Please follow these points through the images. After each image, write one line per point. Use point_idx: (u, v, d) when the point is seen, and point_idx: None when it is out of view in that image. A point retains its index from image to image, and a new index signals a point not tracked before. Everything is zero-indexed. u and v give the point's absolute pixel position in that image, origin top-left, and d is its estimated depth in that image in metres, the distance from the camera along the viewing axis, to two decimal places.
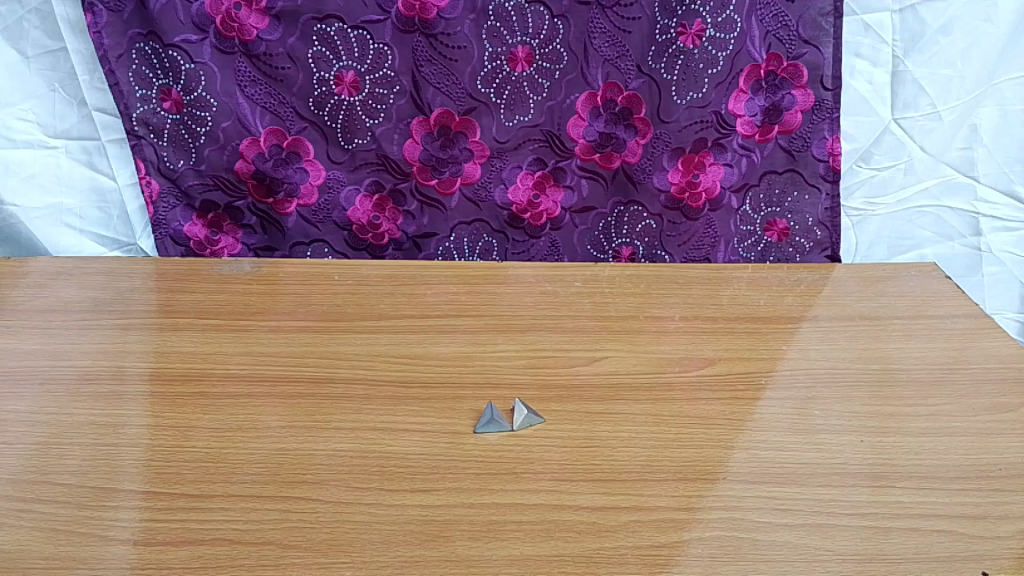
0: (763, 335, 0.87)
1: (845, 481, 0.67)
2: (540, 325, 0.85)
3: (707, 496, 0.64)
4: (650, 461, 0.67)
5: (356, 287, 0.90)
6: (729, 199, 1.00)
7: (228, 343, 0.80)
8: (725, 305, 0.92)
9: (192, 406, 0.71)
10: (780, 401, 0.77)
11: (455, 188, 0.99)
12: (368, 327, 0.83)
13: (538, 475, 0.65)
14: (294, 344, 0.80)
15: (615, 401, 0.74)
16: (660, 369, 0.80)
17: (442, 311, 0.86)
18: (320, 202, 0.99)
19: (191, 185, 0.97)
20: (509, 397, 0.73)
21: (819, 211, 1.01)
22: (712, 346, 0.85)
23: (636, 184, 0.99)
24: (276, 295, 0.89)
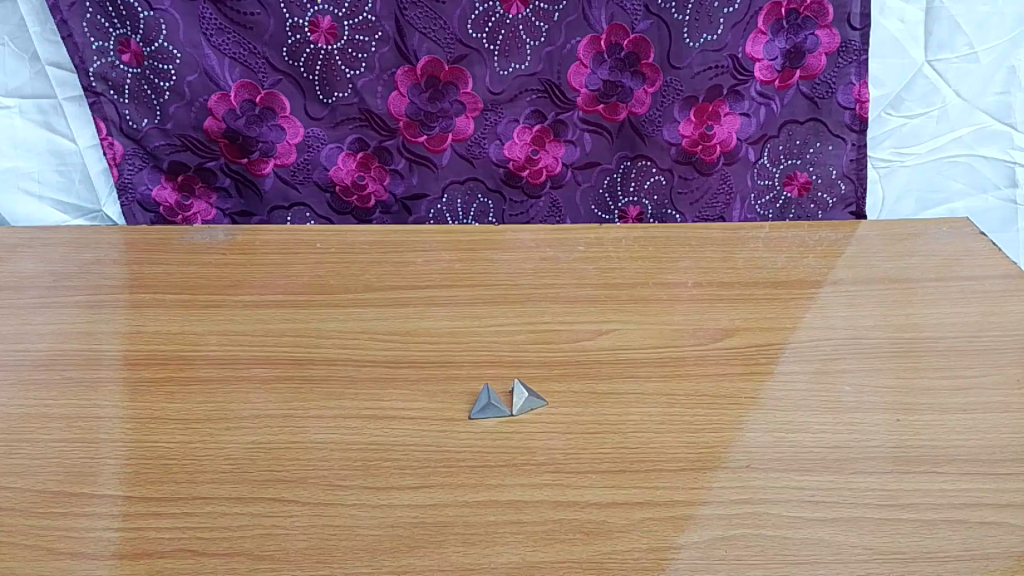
0: (783, 301, 0.80)
1: (882, 467, 0.61)
2: (541, 294, 0.77)
3: (731, 488, 0.57)
4: (664, 448, 0.60)
5: (340, 255, 0.82)
6: (746, 151, 0.91)
7: (199, 321, 0.73)
8: (743, 268, 0.85)
9: (158, 393, 0.64)
10: (805, 376, 0.70)
11: (446, 145, 0.90)
12: (351, 301, 0.75)
13: (541, 468, 0.58)
14: (271, 321, 0.73)
15: (624, 378, 0.67)
16: (672, 341, 0.72)
17: (432, 281, 0.78)
18: (299, 162, 0.90)
19: (158, 145, 0.88)
20: (507, 377, 0.66)
21: (843, 163, 0.93)
22: (729, 314, 0.77)
23: (644, 137, 0.91)
24: (252, 265, 0.81)
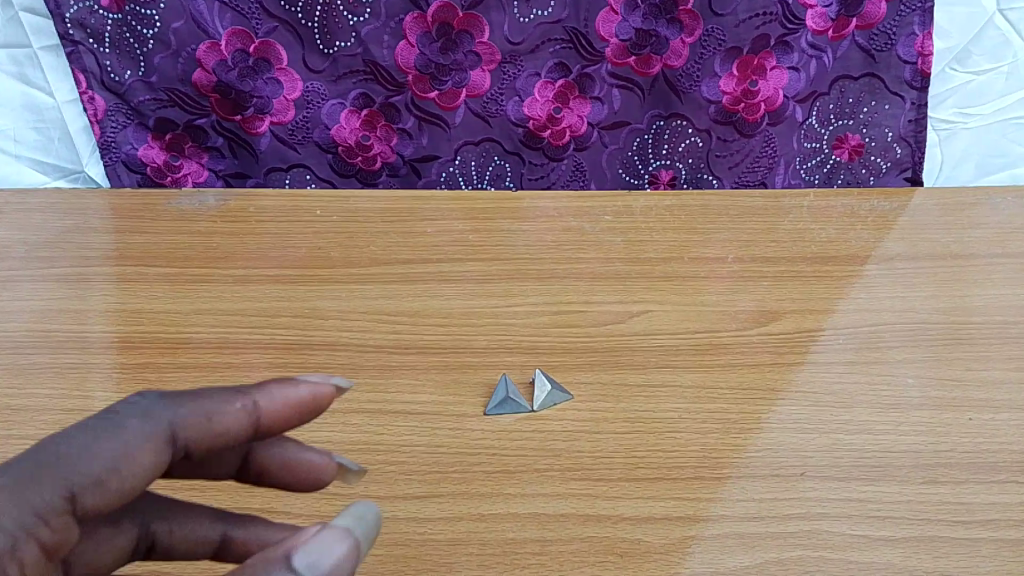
0: (834, 277, 0.71)
1: (956, 476, 0.53)
2: (566, 269, 0.69)
3: (784, 500, 0.50)
4: (706, 451, 0.53)
5: (342, 223, 0.74)
6: (793, 110, 0.82)
7: (184, 298, 0.66)
8: (789, 241, 0.75)
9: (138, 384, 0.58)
10: (863, 365, 0.62)
11: (459, 101, 0.81)
12: (354, 275, 0.68)
13: (565, 474, 0.51)
14: (263, 299, 0.65)
15: (660, 368, 0.60)
16: (710, 325, 0.65)
17: (442, 254, 0.70)
18: (298, 119, 0.82)
19: (143, 100, 0.80)
20: (526, 367, 0.59)
21: (901, 124, 0.83)
22: (775, 293, 0.69)
23: (680, 93, 0.81)
24: (244, 234, 0.73)
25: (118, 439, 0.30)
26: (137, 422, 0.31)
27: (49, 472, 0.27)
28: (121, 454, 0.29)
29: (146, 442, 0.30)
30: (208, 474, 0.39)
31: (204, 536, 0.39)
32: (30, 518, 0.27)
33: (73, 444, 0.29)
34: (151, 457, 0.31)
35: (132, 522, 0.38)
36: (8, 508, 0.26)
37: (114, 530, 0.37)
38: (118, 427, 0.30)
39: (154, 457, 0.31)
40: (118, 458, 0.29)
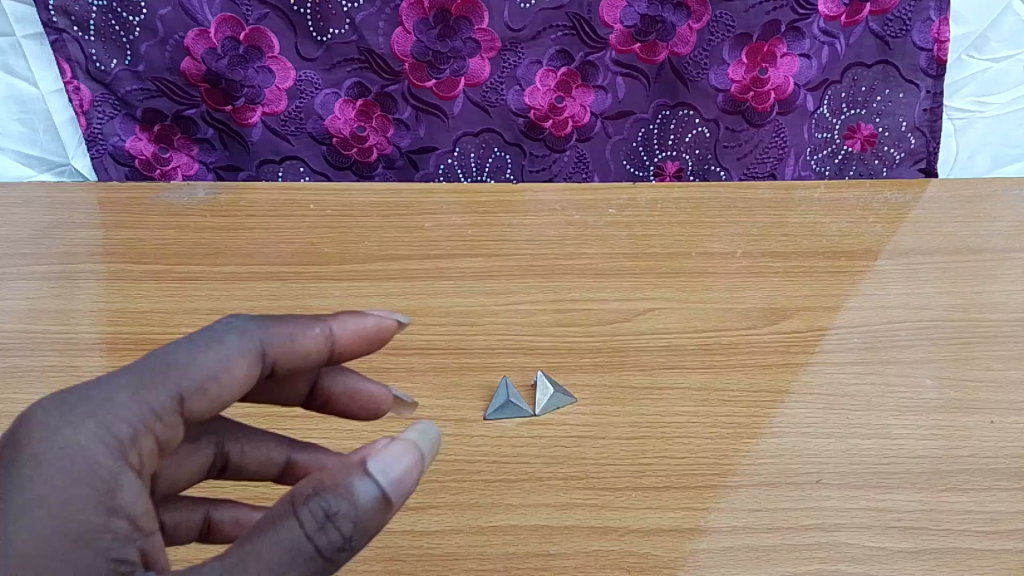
0: (849, 271, 0.68)
1: (979, 483, 0.51)
2: (569, 266, 0.66)
3: (800, 510, 0.48)
4: (717, 457, 0.51)
5: (337, 217, 0.71)
6: (804, 99, 0.79)
7: (172, 298, 0.63)
8: (801, 235, 0.72)
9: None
10: (880, 365, 0.59)
11: (458, 90, 0.79)
12: (348, 272, 0.65)
13: (570, 483, 0.48)
14: (254, 298, 0.63)
15: (668, 370, 0.57)
16: (718, 324, 0.62)
17: (440, 249, 0.67)
18: (291, 109, 0.79)
19: (130, 90, 0.77)
20: (528, 369, 0.56)
21: (915, 114, 0.80)
22: (786, 289, 0.66)
23: (687, 82, 0.78)
24: (235, 229, 0.70)
25: (220, 350, 0.34)
26: (235, 337, 0.35)
27: (159, 379, 0.32)
28: (222, 363, 0.34)
29: (242, 355, 0.35)
30: (280, 396, 0.45)
31: (270, 456, 0.45)
32: (147, 414, 0.31)
33: (179, 355, 0.33)
34: (243, 368, 0.35)
35: (211, 440, 0.44)
36: (127, 407, 0.31)
37: (195, 448, 0.43)
38: (219, 340, 0.34)
39: (248, 367, 0.35)
40: (217, 369, 0.34)
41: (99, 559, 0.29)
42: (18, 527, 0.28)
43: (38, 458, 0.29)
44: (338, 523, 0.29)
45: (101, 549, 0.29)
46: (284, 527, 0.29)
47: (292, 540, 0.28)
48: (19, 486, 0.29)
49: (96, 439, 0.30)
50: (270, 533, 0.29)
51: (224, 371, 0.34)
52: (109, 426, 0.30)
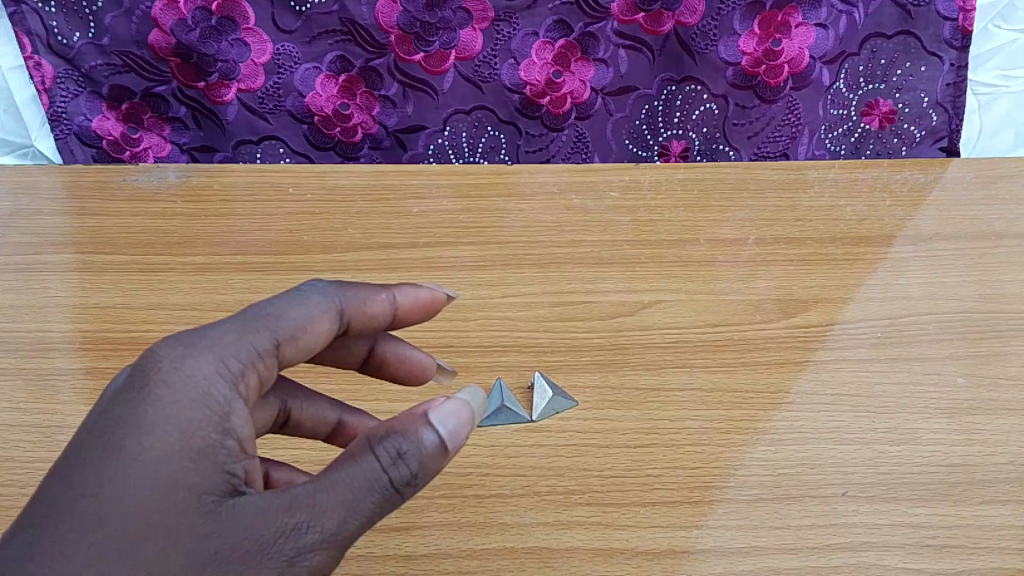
0: (871, 259, 0.63)
1: (1019, 495, 0.46)
2: (567, 254, 0.61)
3: (824, 528, 0.44)
4: (732, 467, 0.46)
5: (318, 201, 0.66)
6: (820, 73, 0.74)
7: (136, 291, 0.58)
8: (817, 219, 0.67)
9: (92, 399, 0.51)
10: (907, 363, 0.54)
11: (448, 64, 0.73)
12: (329, 262, 0.60)
13: (570, 499, 0.44)
14: (227, 292, 0.58)
15: (676, 369, 0.52)
16: (731, 318, 0.57)
17: (429, 236, 0.62)
18: (268, 85, 0.73)
19: (95, 65, 0.72)
20: (524, 370, 0.52)
21: (937, 89, 0.75)
22: (803, 278, 0.61)
23: (694, 54, 0.73)
24: (207, 215, 0.65)
25: (307, 306, 0.35)
26: (318, 296, 0.36)
27: (260, 324, 0.33)
28: (311, 316, 0.35)
29: (326, 311, 0.36)
30: (340, 357, 0.44)
31: (326, 418, 0.43)
32: (252, 354, 0.32)
33: (275, 306, 0.34)
34: (327, 323, 0.36)
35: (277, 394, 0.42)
36: (235, 344, 0.31)
37: (262, 401, 0.41)
38: (305, 298, 0.35)
39: (330, 324, 0.36)
40: (309, 319, 0.35)
41: (214, 478, 0.29)
42: (138, 449, 0.28)
43: (154, 384, 0.29)
44: (409, 460, 0.30)
45: (217, 468, 0.29)
46: (361, 460, 0.30)
47: (369, 471, 0.29)
48: (136, 410, 0.29)
49: (213, 371, 0.30)
50: (349, 463, 0.30)
51: (313, 322, 0.35)
52: (222, 360, 0.31)
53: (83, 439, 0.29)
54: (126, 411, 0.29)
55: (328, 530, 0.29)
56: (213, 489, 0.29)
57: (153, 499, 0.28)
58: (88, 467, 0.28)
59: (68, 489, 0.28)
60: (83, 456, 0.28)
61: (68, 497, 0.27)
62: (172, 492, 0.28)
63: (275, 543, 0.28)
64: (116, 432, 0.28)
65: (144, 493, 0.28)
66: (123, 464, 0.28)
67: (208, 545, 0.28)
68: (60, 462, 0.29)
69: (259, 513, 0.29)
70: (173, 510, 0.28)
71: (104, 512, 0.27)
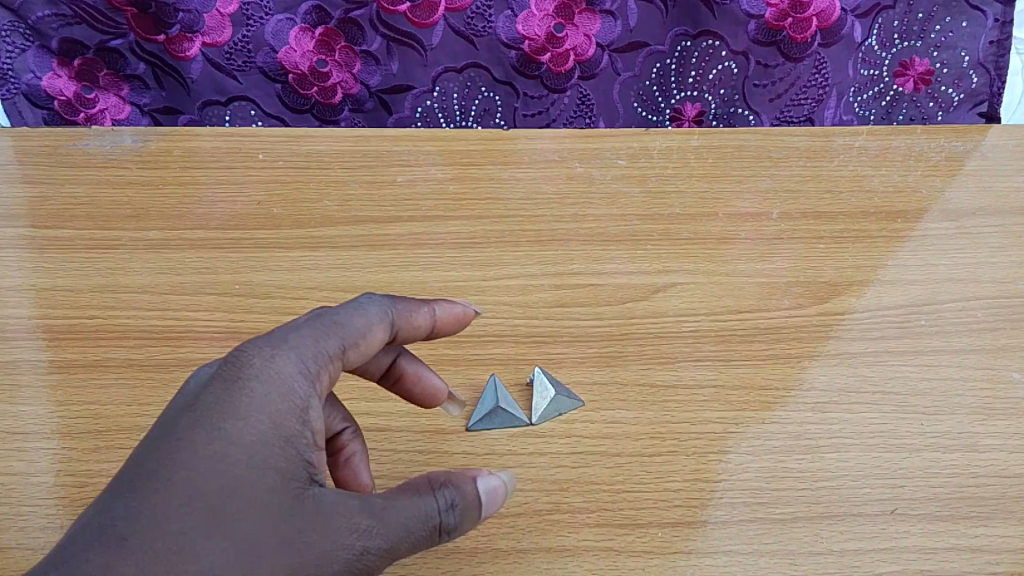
0: (912, 235, 0.56)
1: None
2: (571, 230, 0.54)
3: (871, 553, 0.38)
4: (764, 481, 0.40)
5: (287, 168, 0.58)
6: (851, 27, 0.66)
7: (79, 271, 0.51)
8: (851, 190, 0.60)
9: (26, 399, 0.44)
10: (956, 357, 0.48)
11: (438, 16, 0.66)
12: (302, 239, 0.53)
13: (577, 518, 0.38)
14: (183, 272, 0.51)
15: (696, 364, 0.46)
16: (757, 304, 0.50)
17: (416, 209, 0.55)
18: (236, 39, 0.66)
19: (42, 16, 0.64)
20: (522, 365, 0.46)
21: (980, 46, 0.67)
22: (837, 258, 0.54)
23: (712, 6, 0.65)
24: (163, 184, 0.57)
25: (367, 316, 0.34)
26: (374, 306, 0.35)
27: (330, 331, 0.32)
28: (370, 327, 0.34)
29: (381, 323, 0.35)
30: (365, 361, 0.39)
31: (330, 425, 0.37)
32: (325, 357, 0.31)
33: (339, 313, 0.34)
34: (381, 334, 0.35)
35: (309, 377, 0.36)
36: (311, 346, 0.31)
37: None
38: (363, 307, 0.35)
39: (383, 335, 0.35)
40: (369, 328, 0.34)
41: (298, 466, 0.29)
42: (227, 437, 0.28)
43: (245, 377, 0.29)
44: (461, 509, 0.31)
45: (298, 456, 0.29)
46: (420, 492, 0.30)
47: (427, 505, 0.30)
48: (224, 399, 0.28)
49: (295, 371, 0.30)
50: (408, 492, 0.30)
51: (373, 332, 0.34)
52: (303, 361, 0.30)
53: (163, 431, 0.28)
54: (213, 401, 0.28)
55: (388, 544, 0.29)
56: (294, 476, 0.28)
57: (242, 484, 0.27)
58: (172, 454, 0.27)
59: (150, 477, 0.27)
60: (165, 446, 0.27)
61: (151, 484, 0.26)
62: (260, 478, 0.28)
63: (345, 539, 0.28)
64: (202, 419, 0.28)
65: (233, 477, 0.27)
66: (210, 451, 0.27)
67: (292, 530, 0.28)
68: (137, 455, 0.28)
69: (336, 508, 0.29)
70: (261, 497, 0.27)
71: (191, 497, 0.26)
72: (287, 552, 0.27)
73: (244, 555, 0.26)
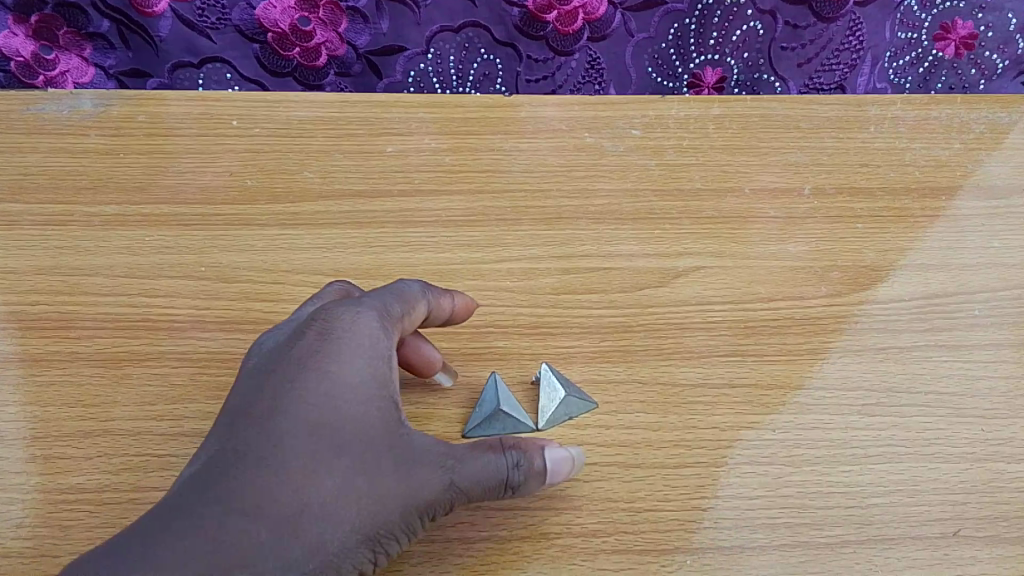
0: (978, 213, 0.49)
1: None
2: (578, 204, 0.48)
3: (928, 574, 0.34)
4: (807, 498, 0.36)
5: (258, 134, 0.51)
6: None
7: (21, 249, 0.45)
8: (895, 165, 0.51)
9: None
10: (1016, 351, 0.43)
11: None
12: (276, 216, 0.47)
13: (593, 544, 0.34)
14: (142, 252, 0.45)
15: (724, 361, 0.41)
16: (791, 290, 0.45)
17: (406, 182, 0.48)
18: None
19: None
20: (526, 361, 0.41)
21: None
22: (884, 238, 0.47)
23: None
24: (117, 151, 0.50)
25: (416, 291, 0.36)
26: (416, 285, 0.36)
27: (399, 299, 0.35)
28: (417, 299, 0.36)
29: (426, 298, 0.36)
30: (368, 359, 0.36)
31: None
32: (393, 320, 0.34)
33: (401, 288, 0.36)
34: (428, 310, 0.36)
35: None
36: (380, 309, 0.33)
37: None
38: (410, 285, 0.36)
39: (427, 311, 0.37)
40: (419, 300, 0.36)
41: (387, 411, 0.31)
42: (324, 378, 0.30)
43: (332, 332, 0.32)
44: (527, 471, 0.31)
45: (384, 401, 0.31)
46: (491, 449, 0.31)
47: (497, 460, 0.31)
48: (317, 348, 0.31)
49: (373, 328, 0.32)
50: (481, 447, 0.31)
51: (417, 307, 0.35)
52: (376, 320, 0.33)
53: (267, 371, 0.31)
54: (309, 347, 0.31)
55: (465, 489, 0.31)
56: (382, 416, 0.31)
57: (340, 420, 0.30)
58: (277, 392, 0.30)
59: (259, 410, 0.30)
60: (271, 383, 0.31)
61: (263, 416, 0.30)
62: (355, 417, 0.30)
63: (430, 478, 0.30)
64: (301, 365, 0.31)
65: (331, 413, 0.30)
66: (310, 388, 0.30)
67: (382, 463, 0.30)
68: (247, 393, 0.31)
69: (422, 448, 0.31)
70: (357, 431, 0.30)
71: (297, 427, 0.29)
72: (382, 482, 0.29)
73: (346, 482, 0.29)
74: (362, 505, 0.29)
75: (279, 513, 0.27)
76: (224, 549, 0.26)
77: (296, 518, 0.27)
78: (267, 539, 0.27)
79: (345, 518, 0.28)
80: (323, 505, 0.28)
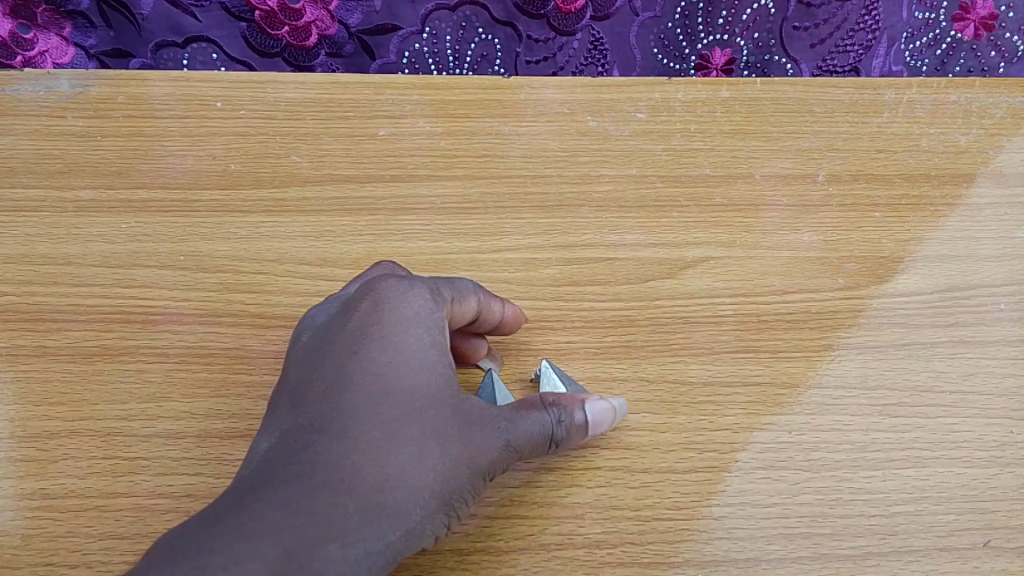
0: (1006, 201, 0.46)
1: None
2: (580, 190, 0.45)
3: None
4: (827, 506, 0.35)
5: (234, 115, 0.47)
6: None
7: None
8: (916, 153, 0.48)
9: None
10: None
11: None
12: (259, 203, 0.44)
13: (597, 555, 0.33)
14: (115, 240, 0.42)
15: (737, 357, 0.39)
16: (808, 281, 0.42)
17: (399, 167, 0.45)
18: None
19: None
20: (525, 357, 0.39)
21: None
22: (907, 226, 0.45)
23: None
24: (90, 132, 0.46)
25: (465, 278, 0.35)
26: (469, 280, 0.35)
27: (450, 285, 0.34)
28: (468, 286, 0.35)
29: (478, 288, 0.35)
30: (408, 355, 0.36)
31: None
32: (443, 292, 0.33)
33: (451, 277, 0.35)
34: (484, 301, 0.36)
35: None
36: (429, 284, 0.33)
37: None
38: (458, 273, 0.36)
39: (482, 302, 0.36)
40: (471, 286, 0.35)
41: (446, 378, 0.31)
42: (384, 351, 0.31)
43: (385, 306, 0.32)
44: (569, 426, 0.32)
45: (442, 368, 0.31)
46: (534, 407, 0.32)
47: (547, 419, 0.32)
48: (372, 324, 0.31)
49: (424, 301, 0.32)
50: (530, 406, 0.32)
51: (468, 299, 0.35)
52: (426, 293, 0.33)
53: (324, 348, 0.32)
54: (364, 323, 0.32)
55: (521, 447, 0.32)
56: (443, 384, 0.31)
57: (405, 388, 0.30)
58: (337, 368, 0.31)
59: (324, 387, 0.30)
60: (330, 360, 0.31)
61: (328, 392, 0.30)
62: (419, 383, 0.31)
63: (493, 438, 0.31)
64: (358, 340, 0.31)
65: (394, 385, 0.30)
66: (371, 362, 0.31)
67: (448, 429, 0.30)
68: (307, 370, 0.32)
69: (482, 411, 0.31)
70: (421, 400, 0.30)
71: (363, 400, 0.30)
72: (450, 446, 0.30)
73: (417, 449, 0.29)
74: (435, 469, 0.29)
75: (361, 486, 0.28)
76: (319, 525, 0.27)
77: (377, 489, 0.29)
78: (355, 513, 0.28)
79: (421, 485, 0.29)
80: (401, 475, 0.29)
